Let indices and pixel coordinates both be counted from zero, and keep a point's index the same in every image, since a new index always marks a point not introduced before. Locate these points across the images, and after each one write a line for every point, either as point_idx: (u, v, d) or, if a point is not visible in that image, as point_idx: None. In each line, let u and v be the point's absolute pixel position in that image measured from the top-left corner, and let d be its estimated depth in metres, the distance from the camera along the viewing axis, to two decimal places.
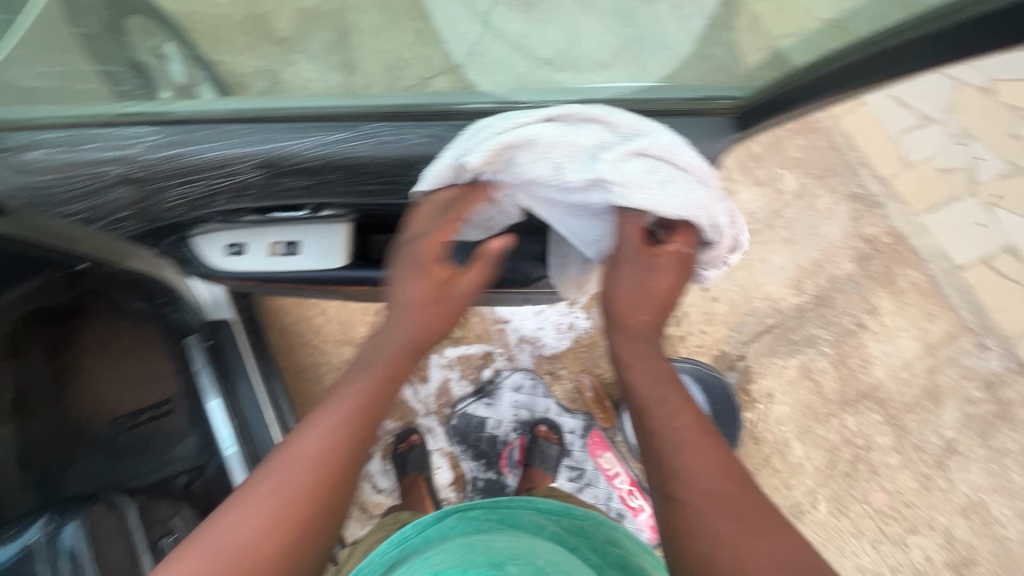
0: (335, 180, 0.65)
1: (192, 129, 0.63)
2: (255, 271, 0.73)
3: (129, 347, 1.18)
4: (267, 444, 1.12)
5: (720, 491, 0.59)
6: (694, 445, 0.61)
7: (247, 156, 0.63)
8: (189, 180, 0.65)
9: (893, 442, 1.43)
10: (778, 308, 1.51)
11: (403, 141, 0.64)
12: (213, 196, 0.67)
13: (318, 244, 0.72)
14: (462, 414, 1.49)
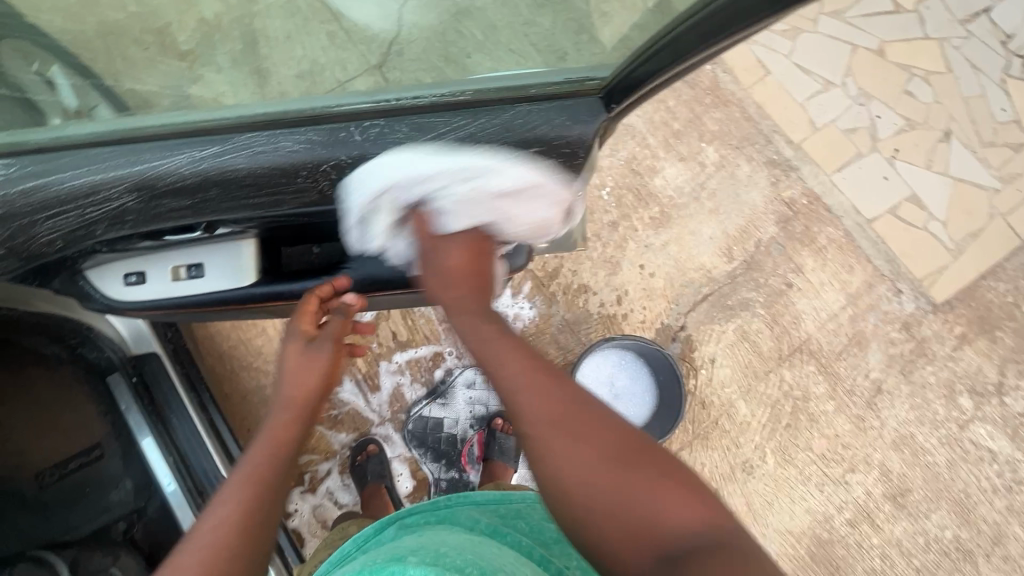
0: (223, 197, 0.60)
1: (42, 158, 0.56)
2: (161, 299, 0.70)
3: (45, 394, 1.10)
4: (212, 475, 1.07)
5: (551, 407, 0.67)
6: (530, 380, 0.70)
7: (115, 181, 0.57)
8: (50, 215, 0.58)
9: (828, 390, 1.52)
10: (712, 277, 1.57)
11: (288, 148, 0.59)
12: (83, 229, 0.60)
13: (225, 263, 0.70)
14: (418, 417, 1.48)
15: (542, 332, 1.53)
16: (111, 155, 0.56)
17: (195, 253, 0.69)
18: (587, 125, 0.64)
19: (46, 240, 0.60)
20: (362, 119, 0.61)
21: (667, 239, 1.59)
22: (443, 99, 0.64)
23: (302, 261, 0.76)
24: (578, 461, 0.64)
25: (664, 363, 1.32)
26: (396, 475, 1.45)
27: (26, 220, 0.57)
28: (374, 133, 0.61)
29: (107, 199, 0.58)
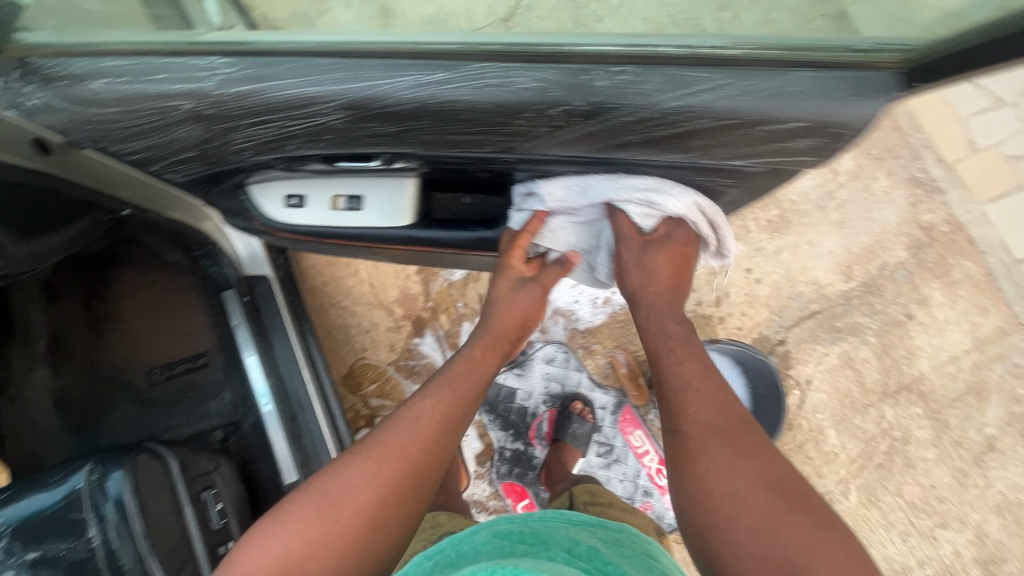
0: (435, 131, 0.54)
1: (256, 60, 0.49)
2: (313, 227, 0.69)
3: (162, 297, 1.17)
4: (304, 401, 1.11)
5: (719, 423, 0.75)
6: (695, 388, 0.80)
7: (333, 98, 0.50)
8: (255, 123, 0.53)
9: (932, 436, 1.40)
10: (823, 294, 1.46)
11: (519, 87, 0.50)
12: (279, 140, 0.56)
13: (383, 199, 0.66)
14: (492, 383, 1.47)
15: (632, 320, 1.47)
16: (330, 68, 0.49)
17: (356, 185, 0.66)
18: (869, 105, 0.52)
19: (242, 145, 0.57)
20: (613, 62, 0.50)
21: (781, 246, 1.48)
22: (714, 51, 0.52)
23: (454, 210, 0.72)
24: (725, 478, 0.70)
25: (765, 376, 1.26)
26: (463, 435, 1.46)
27: (230, 123, 0.53)
28: (621, 84, 0.50)
29: (320, 117, 0.52)
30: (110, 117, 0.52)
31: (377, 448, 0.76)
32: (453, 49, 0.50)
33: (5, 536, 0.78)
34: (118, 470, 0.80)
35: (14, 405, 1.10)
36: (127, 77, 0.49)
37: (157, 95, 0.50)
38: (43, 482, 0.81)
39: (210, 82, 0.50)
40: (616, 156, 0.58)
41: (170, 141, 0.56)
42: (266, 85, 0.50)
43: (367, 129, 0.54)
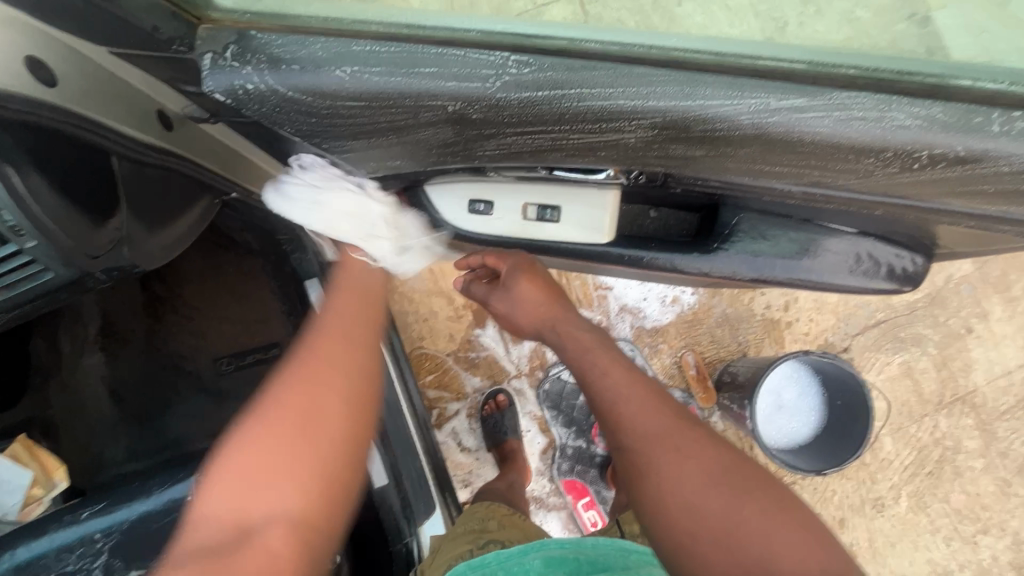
0: (751, 165, 0.41)
1: (552, 59, 0.37)
2: (501, 237, 0.60)
3: (231, 281, 1.07)
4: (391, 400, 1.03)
5: (655, 432, 0.68)
6: (662, 438, 0.68)
7: (643, 115, 0.38)
8: (515, 134, 0.41)
9: (981, 447, 1.44)
10: (890, 303, 1.46)
11: (896, 125, 0.35)
12: (526, 153, 0.44)
13: (586, 212, 0.58)
14: (556, 379, 1.43)
15: (699, 321, 1.44)
16: (653, 77, 0.36)
17: (556, 197, 0.57)
18: None
19: (478, 154, 0.45)
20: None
21: None
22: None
23: (645, 223, 0.64)
24: (696, 494, 0.63)
25: (847, 387, 1.20)
26: (525, 431, 1.43)
27: (480, 130, 0.42)
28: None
29: (613, 134, 0.39)
30: (343, 113, 0.41)
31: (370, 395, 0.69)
32: (811, 64, 0.37)
33: (105, 554, 0.72)
34: None
35: (66, 389, 1.02)
36: (380, 67, 0.38)
37: (410, 93, 0.39)
38: (140, 492, 0.75)
39: (488, 84, 0.38)
40: (956, 211, 0.43)
41: (399, 143, 0.45)
42: (559, 92, 0.37)
43: (664, 150, 0.40)
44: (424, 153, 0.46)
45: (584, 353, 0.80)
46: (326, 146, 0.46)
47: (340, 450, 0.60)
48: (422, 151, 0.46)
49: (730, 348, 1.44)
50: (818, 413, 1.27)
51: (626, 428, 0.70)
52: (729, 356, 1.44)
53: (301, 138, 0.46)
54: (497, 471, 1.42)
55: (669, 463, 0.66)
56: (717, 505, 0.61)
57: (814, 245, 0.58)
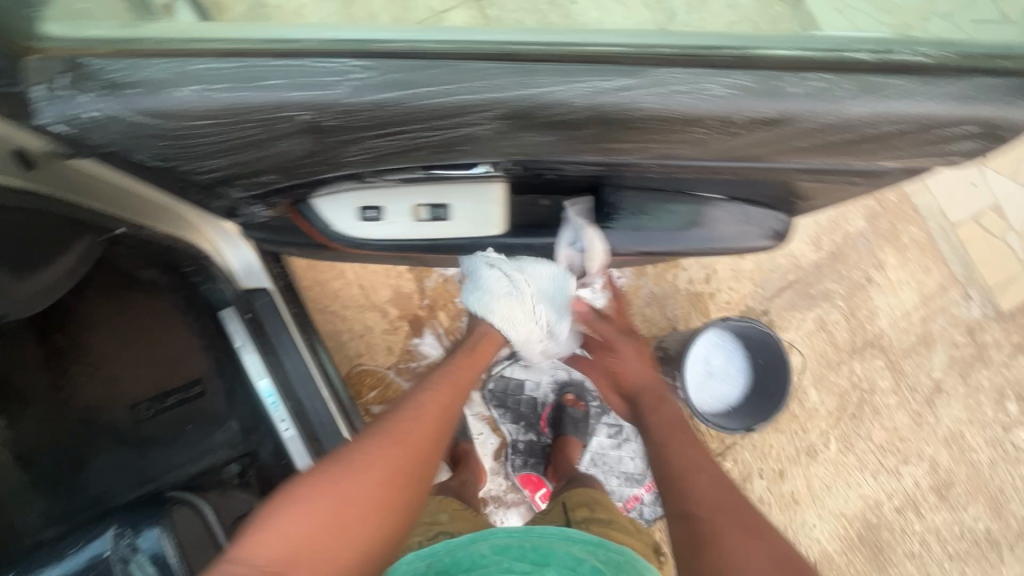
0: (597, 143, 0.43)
1: (388, 62, 0.38)
2: (395, 240, 0.60)
3: (140, 321, 1.02)
4: (326, 419, 1.02)
5: (718, 502, 0.74)
6: (710, 500, 0.74)
7: (485, 108, 0.40)
8: (371, 136, 0.43)
9: (892, 385, 1.57)
10: (798, 264, 1.57)
11: (710, 95, 0.39)
12: (389, 154, 0.45)
13: (471, 207, 0.59)
14: (499, 377, 1.44)
15: (629, 303, 1.50)
16: (485, 69, 0.38)
17: (440, 193, 0.59)
18: None
19: (345, 160, 0.46)
20: (836, 46, 0.39)
21: None
22: (924, 56, 0.40)
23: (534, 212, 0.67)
24: (754, 563, 0.66)
25: (766, 347, 1.29)
26: (475, 433, 1.43)
27: (335, 137, 0.43)
28: (823, 93, 0.38)
29: (464, 128, 0.42)
30: (196, 132, 0.42)
31: (396, 445, 0.72)
32: (638, 45, 0.39)
33: None
34: (153, 526, 0.71)
35: None
36: (219, 83, 0.39)
37: (256, 105, 0.39)
38: (53, 554, 0.69)
39: (330, 90, 0.39)
40: (791, 168, 0.48)
41: (264, 156, 0.45)
42: (401, 92, 0.39)
43: (517, 138, 0.43)
44: (292, 165, 0.47)
45: (665, 428, 0.90)
46: (192, 167, 0.47)
47: (370, 500, 0.66)
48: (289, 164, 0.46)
49: (661, 325, 1.51)
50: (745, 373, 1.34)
51: (686, 485, 0.78)
52: (661, 333, 1.51)
53: (162, 162, 0.46)
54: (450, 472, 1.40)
55: (730, 531, 0.70)
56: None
57: (687, 214, 0.63)
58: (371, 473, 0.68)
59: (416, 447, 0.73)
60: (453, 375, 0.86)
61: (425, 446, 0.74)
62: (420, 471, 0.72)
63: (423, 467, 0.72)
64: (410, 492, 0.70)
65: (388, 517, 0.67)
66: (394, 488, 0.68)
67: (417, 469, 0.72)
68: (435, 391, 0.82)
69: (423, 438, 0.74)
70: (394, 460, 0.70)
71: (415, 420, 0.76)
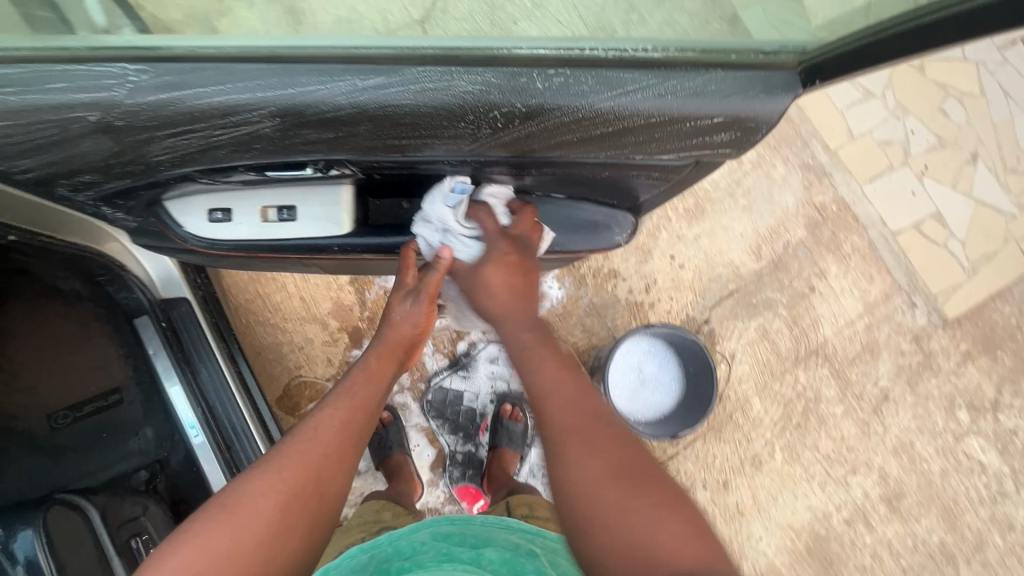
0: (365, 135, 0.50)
1: (166, 67, 0.45)
2: (244, 241, 0.63)
3: (60, 332, 1.04)
4: (237, 427, 1.04)
5: (575, 422, 0.73)
6: (571, 404, 0.75)
7: (259, 105, 0.47)
8: (165, 135, 0.49)
9: (838, 393, 1.57)
10: (738, 273, 1.58)
11: (461, 91, 0.49)
12: (192, 151, 0.51)
13: (317, 207, 0.62)
14: (438, 388, 1.46)
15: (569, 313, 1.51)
16: (250, 72, 0.46)
17: (286, 195, 0.62)
18: (778, 100, 0.55)
19: (153, 159, 0.53)
20: (548, 64, 0.50)
21: (699, 231, 1.59)
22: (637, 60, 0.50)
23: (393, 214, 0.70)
24: (591, 471, 0.67)
25: (695, 352, 1.33)
26: (413, 445, 1.43)
27: (133, 134, 0.49)
28: (563, 86, 0.50)
29: (245, 124, 0.48)
30: (5, 130, 0.47)
31: (298, 452, 0.74)
32: (390, 51, 0.48)
33: None
34: (28, 526, 0.73)
35: None
36: (19, 86, 0.45)
37: (50, 105, 0.46)
38: None
39: (119, 93, 0.46)
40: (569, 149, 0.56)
41: (76, 155, 0.51)
42: (183, 93, 0.46)
43: (299, 136, 0.50)
44: (110, 163, 0.53)
45: (533, 345, 0.84)
46: (16, 169, 0.52)
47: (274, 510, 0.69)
48: (107, 162, 0.52)
49: (601, 334, 1.52)
50: (677, 381, 1.36)
51: (545, 409, 0.76)
52: (601, 343, 1.52)
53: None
54: (386, 484, 1.41)
55: (575, 444, 0.71)
56: (618, 496, 0.65)
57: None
58: (273, 483, 0.71)
59: (326, 447, 0.76)
60: (369, 369, 0.90)
61: (333, 442, 0.77)
62: (328, 474, 0.74)
63: (331, 466, 0.75)
64: (319, 500, 0.72)
65: (296, 532, 0.69)
66: (301, 497, 0.71)
67: (291, 510, 0.70)
68: (348, 387, 0.85)
69: (332, 436, 0.77)
70: (296, 469, 0.72)
71: (321, 421, 0.79)
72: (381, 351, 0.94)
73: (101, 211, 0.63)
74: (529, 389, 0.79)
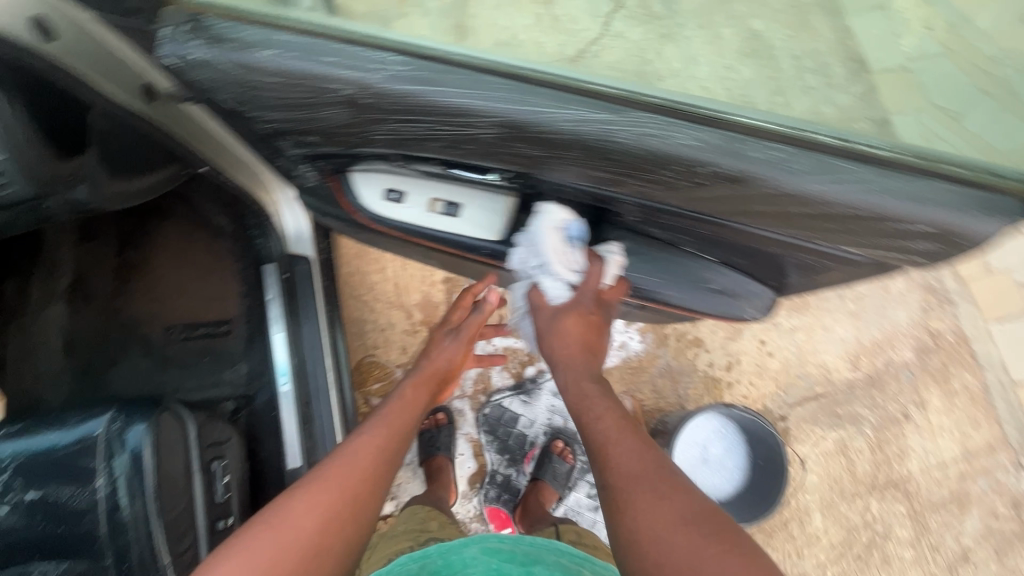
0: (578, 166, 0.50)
1: (427, 64, 0.48)
2: (408, 223, 0.68)
3: (197, 258, 1.16)
4: (321, 386, 1.10)
5: (634, 468, 0.63)
6: (613, 442, 0.65)
7: (496, 114, 0.47)
8: (398, 122, 0.51)
9: (911, 537, 1.43)
10: (830, 378, 1.50)
11: (681, 144, 0.49)
12: (411, 140, 0.53)
13: (479, 209, 0.67)
14: (496, 405, 1.46)
15: (643, 369, 1.49)
16: (499, 83, 0.47)
17: (456, 193, 0.66)
18: (986, 222, 0.53)
19: (373, 138, 0.55)
20: (764, 137, 0.51)
21: (797, 325, 1.53)
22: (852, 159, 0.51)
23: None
24: (659, 520, 0.57)
25: (768, 446, 1.26)
26: (457, 453, 1.44)
27: (370, 115, 0.51)
28: (777, 163, 0.50)
29: (476, 129, 0.49)
30: (268, 87, 0.51)
31: (334, 473, 0.74)
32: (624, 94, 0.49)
33: (9, 472, 0.77)
34: (141, 422, 0.79)
35: (23, 334, 1.08)
36: (297, 53, 0.48)
37: (315, 74, 0.49)
38: (59, 421, 0.80)
39: (378, 77, 0.48)
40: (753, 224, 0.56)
41: (311, 120, 0.54)
42: (432, 90, 0.47)
43: (516, 150, 0.50)
44: (334, 133, 0.56)
45: (585, 399, 0.74)
46: (257, 116, 0.56)
47: (312, 527, 0.68)
48: (332, 131, 0.55)
49: (669, 399, 1.48)
50: (739, 472, 1.29)
51: (604, 458, 0.66)
52: (668, 408, 1.47)
53: (235, 106, 0.56)
54: (423, 488, 1.42)
55: (644, 496, 0.60)
56: (687, 549, 0.54)
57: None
58: (310, 501, 0.70)
59: (362, 472, 0.75)
60: (401, 404, 0.91)
61: (369, 469, 0.76)
62: (362, 499, 0.73)
63: (366, 491, 0.74)
64: (354, 523, 0.71)
65: (338, 546, 0.69)
66: (338, 519, 0.70)
67: (329, 530, 0.69)
68: (383, 418, 0.86)
69: (368, 462, 0.77)
70: (335, 488, 0.72)
71: (359, 446, 0.79)
72: (414, 390, 0.96)
73: (295, 166, 0.69)
74: (582, 437, 0.70)
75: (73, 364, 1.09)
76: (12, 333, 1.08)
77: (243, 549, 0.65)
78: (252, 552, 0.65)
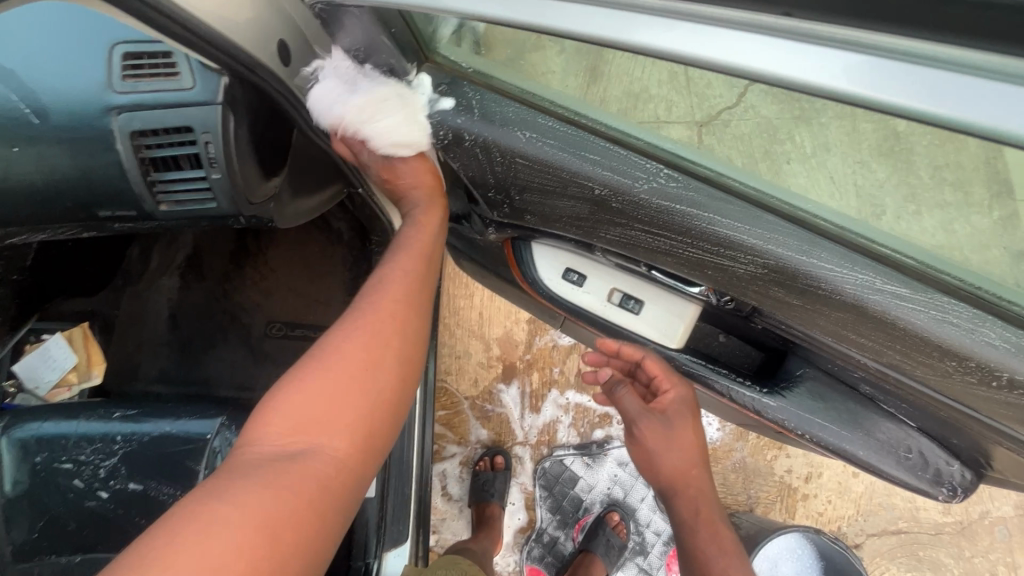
0: (830, 325, 0.46)
1: (700, 186, 0.45)
2: (580, 308, 0.64)
3: (310, 259, 1.16)
4: (407, 417, 1.06)
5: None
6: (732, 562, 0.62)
7: (758, 256, 0.44)
8: (644, 231, 0.49)
9: None
10: (917, 515, 1.38)
11: (983, 341, 0.40)
12: (643, 247, 0.51)
13: (662, 312, 0.62)
14: (557, 461, 1.41)
15: (717, 459, 1.41)
16: (772, 224, 0.43)
17: (641, 291, 0.62)
18: None
19: (598, 233, 0.53)
20: None
21: None
22: None
23: (712, 346, 0.67)
24: None
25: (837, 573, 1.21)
26: (509, 502, 1.40)
27: (614, 216, 0.50)
28: None
29: (729, 261, 0.46)
30: (515, 166, 0.51)
31: (379, 303, 0.57)
32: (921, 264, 0.42)
33: (117, 457, 0.76)
34: None
35: (136, 299, 1.12)
36: (557, 143, 0.48)
37: (569, 168, 0.48)
38: (170, 413, 0.79)
39: (639, 187, 0.46)
40: (1003, 430, 0.48)
41: (542, 202, 0.53)
42: (695, 214, 0.45)
43: (762, 288, 0.47)
44: (557, 217, 0.54)
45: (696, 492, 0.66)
46: (482, 182, 0.56)
47: (334, 411, 0.50)
48: (557, 215, 0.54)
49: (737, 498, 1.40)
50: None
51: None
52: (735, 506, 1.39)
53: (464, 170, 0.56)
54: (468, 531, 1.39)
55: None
56: None
57: (867, 424, 0.59)
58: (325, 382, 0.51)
59: (392, 310, 0.57)
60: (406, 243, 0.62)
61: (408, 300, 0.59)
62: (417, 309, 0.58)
63: (413, 311, 0.58)
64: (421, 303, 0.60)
65: (377, 417, 0.53)
66: (358, 421, 0.51)
67: (360, 410, 0.51)
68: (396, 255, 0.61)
69: (384, 319, 0.56)
70: (358, 345, 0.53)
71: (376, 304, 0.57)
72: (421, 208, 0.64)
73: (479, 225, 0.67)
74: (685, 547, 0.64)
75: (174, 338, 1.11)
76: (128, 296, 1.12)
77: (244, 463, 0.47)
78: (258, 455, 0.47)
